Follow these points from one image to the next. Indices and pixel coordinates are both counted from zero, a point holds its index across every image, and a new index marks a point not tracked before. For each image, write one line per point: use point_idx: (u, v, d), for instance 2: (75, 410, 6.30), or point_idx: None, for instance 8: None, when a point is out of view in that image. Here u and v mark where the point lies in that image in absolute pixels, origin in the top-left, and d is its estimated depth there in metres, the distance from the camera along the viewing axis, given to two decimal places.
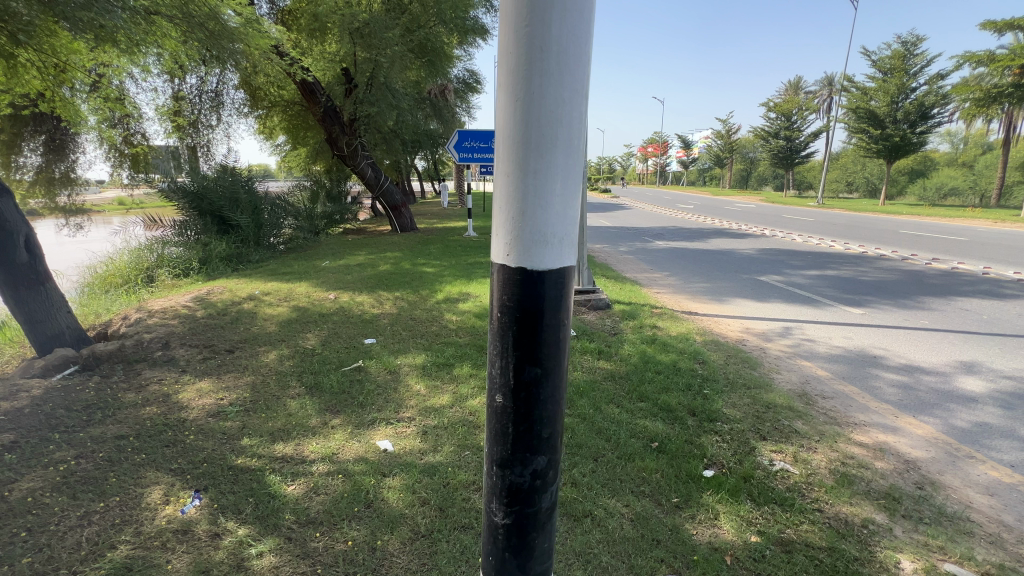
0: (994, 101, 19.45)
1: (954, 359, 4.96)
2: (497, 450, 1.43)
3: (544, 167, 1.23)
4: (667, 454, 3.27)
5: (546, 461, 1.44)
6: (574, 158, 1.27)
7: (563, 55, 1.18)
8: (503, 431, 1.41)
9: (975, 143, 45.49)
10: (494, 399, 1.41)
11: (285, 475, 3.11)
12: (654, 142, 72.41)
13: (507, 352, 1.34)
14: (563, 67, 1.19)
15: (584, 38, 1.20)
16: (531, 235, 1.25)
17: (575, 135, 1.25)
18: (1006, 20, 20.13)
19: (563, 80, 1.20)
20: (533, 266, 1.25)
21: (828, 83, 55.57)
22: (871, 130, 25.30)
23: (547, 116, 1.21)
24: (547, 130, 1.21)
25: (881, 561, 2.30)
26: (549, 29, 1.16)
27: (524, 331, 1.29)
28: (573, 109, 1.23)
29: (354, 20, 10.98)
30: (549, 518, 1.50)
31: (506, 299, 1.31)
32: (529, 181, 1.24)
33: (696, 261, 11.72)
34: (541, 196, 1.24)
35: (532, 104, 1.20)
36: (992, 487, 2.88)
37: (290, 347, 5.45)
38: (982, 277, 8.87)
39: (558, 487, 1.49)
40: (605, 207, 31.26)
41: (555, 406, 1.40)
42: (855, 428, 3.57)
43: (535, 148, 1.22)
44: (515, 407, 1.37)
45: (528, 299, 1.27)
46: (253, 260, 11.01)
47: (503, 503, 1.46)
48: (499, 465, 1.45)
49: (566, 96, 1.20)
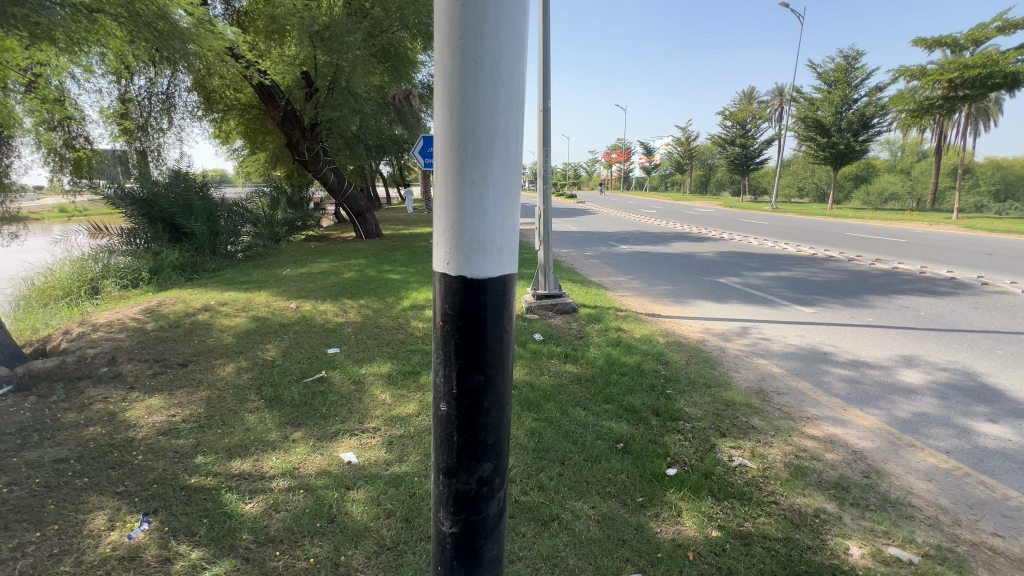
0: (927, 112, 20.96)
1: (896, 353, 5.29)
2: (443, 458, 1.43)
3: (481, 176, 1.24)
4: (632, 454, 3.34)
5: (493, 468, 1.44)
6: (511, 170, 1.29)
7: (496, 67, 1.20)
8: (448, 439, 1.40)
9: (911, 152, 48.88)
10: (439, 407, 1.40)
11: (243, 493, 2.99)
12: (617, 149, 74.16)
13: (450, 359, 1.34)
14: (497, 80, 1.21)
15: (518, 52, 1.22)
16: (470, 243, 1.26)
17: (511, 147, 1.28)
18: (934, 37, 21.78)
19: (497, 92, 1.21)
20: (473, 274, 1.27)
21: (778, 94, 58.57)
22: (819, 138, 26.77)
23: (483, 127, 1.22)
24: (482, 141, 1.23)
25: (832, 548, 2.41)
26: (481, 42, 1.18)
27: (466, 338, 1.30)
28: (509, 121, 1.25)
29: (313, 23, 10.70)
30: (497, 524, 1.51)
31: (447, 307, 1.31)
32: (466, 191, 1.26)
33: (658, 264, 12.05)
34: (479, 204, 1.26)
35: (467, 117, 1.22)
36: (930, 472, 3.07)
37: (249, 359, 5.24)
38: (919, 276, 9.51)
39: (506, 493, 1.49)
40: (571, 212, 31.73)
41: (500, 413, 1.40)
42: (808, 422, 3.74)
43: (471, 158, 1.24)
44: (459, 414, 1.37)
45: (469, 307, 1.28)
46: (209, 269, 10.55)
47: (450, 512, 1.45)
48: (445, 473, 1.44)
49: (501, 108, 1.22)
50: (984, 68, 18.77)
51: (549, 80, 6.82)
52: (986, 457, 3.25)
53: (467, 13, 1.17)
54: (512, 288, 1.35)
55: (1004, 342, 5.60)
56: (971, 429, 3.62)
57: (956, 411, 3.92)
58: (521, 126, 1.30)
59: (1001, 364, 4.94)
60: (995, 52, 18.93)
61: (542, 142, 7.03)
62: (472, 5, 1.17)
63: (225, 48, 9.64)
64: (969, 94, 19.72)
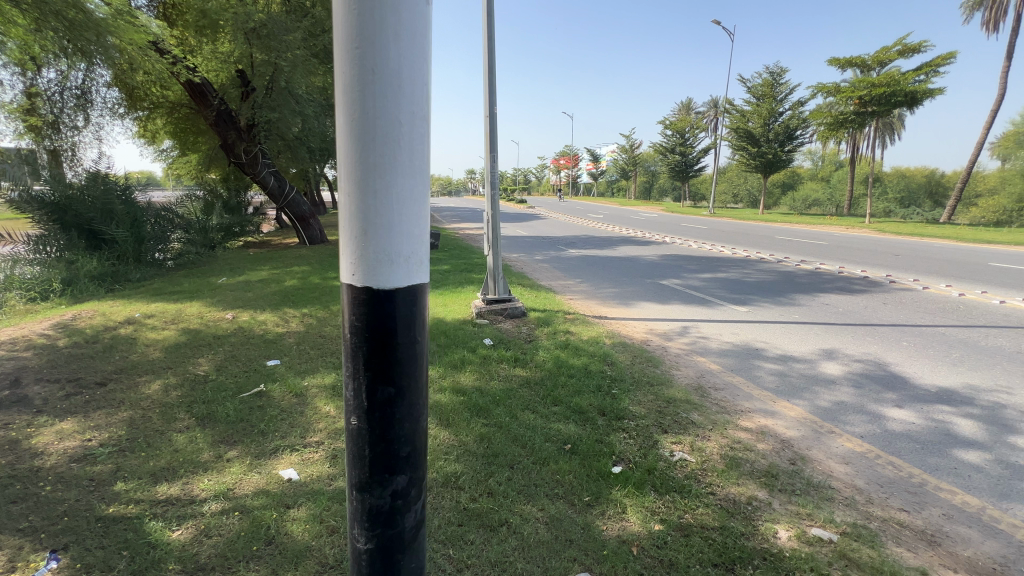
0: (842, 125, 22.95)
1: (819, 347, 5.72)
2: (355, 474, 1.40)
3: (385, 185, 1.25)
4: (579, 454, 3.40)
5: (408, 480, 1.43)
6: (418, 178, 1.30)
7: (396, 77, 1.21)
8: (361, 454, 1.38)
9: (830, 161, 53.35)
10: (350, 422, 1.38)
11: (170, 520, 2.78)
12: (565, 156, 75.91)
13: (358, 372, 1.32)
14: (398, 91, 1.22)
15: (418, 62, 1.24)
16: (376, 253, 1.26)
17: (416, 157, 1.29)
18: (846, 58, 23.92)
19: (398, 102, 1.23)
20: (380, 285, 1.26)
21: (713, 106, 62.16)
22: (749, 148, 28.65)
23: (385, 136, 1.23)
24: (385, 151, 1.24)
25: (763, 532, 2.56)
26: (378, 52, 1.19)
27: (373, 351, 1.29)
28: (412, 131, 1.26)
29: (249, 20, 10.14)
30: (414, 538, 1.49)
31: (355, 319, 1.29)
32: (370, 201, 1.26)
33: (605, 267, 12.41)
34: (384, 215, 1.26)
35: (369, 126, 1.22)
36: (847, 456, 3.33)
37: (178, 374, 4.88)
38: (838, 276, 10.37)
39: (423, 504, 1.48)
40: (521, 217, 32.05)
41: (414, 424, 1.40)
42: (742, 415, 3.97)
43: (374, 167, 1.24)
44: (370, 429, 1.35)
45: (377, 319, 1.27)
46: (133, 278, 9.72)
47: (365, 528, 1.43)
48: (358, 488, 1.41)
49: (402, 117, 1.23)
50: (888, 87, 20.82)
51: (495, 87, 6.88)
52: (894, 439, 3.56)
53: (364, 22, 1.18)
54: (425, 297, 1.35)
55: (908, 334, 6.20)
56: (883, 414, 3.98)
57: (869, 398, 4.29)
58: (427, 134, 1.32)
59: (907, 354, 5.47)
60: (896, 73, 21.05)
61: (489, 148, 7.07)
62: (368, 14, 1.18)
63: (149, 42, 8.95)
64: (876, 110, 21.79)
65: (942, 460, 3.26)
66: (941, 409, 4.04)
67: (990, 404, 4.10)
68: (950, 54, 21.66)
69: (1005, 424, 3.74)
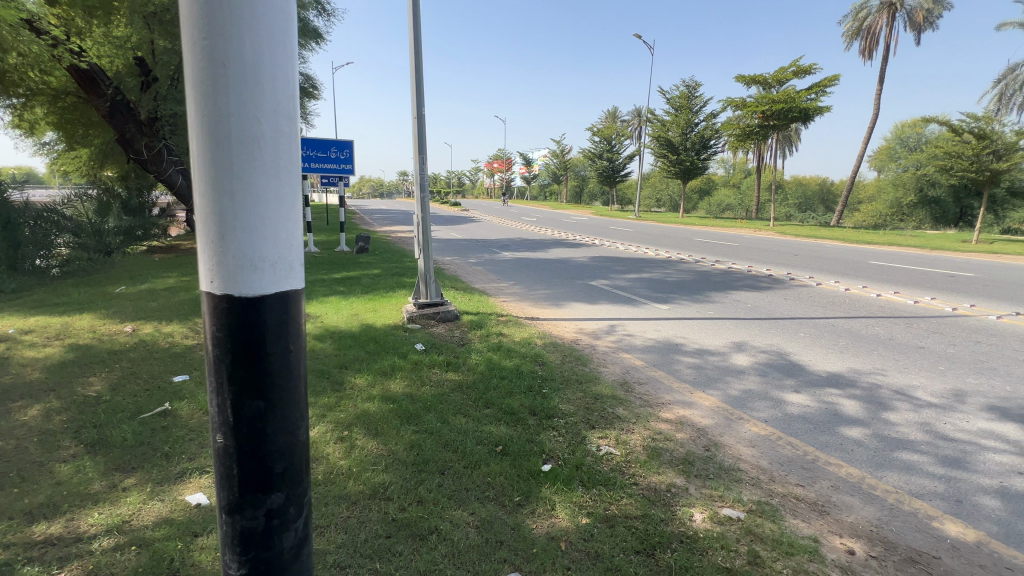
0: (748, 137, 25.12)
1: (731, 341, 6.20)
2: (223, 496, 1.32)
3: (243, 185, 1.20)
4: (510, 456, 3.42)
5: (285, 498, 1.35)
6: (284, 179, 1.27)
7: (251, 71, 1.18)
8: (229, 474, 1.31)
9: (740, 170, 58.19)
10: (216, 440, 1.31)
11: (50, 563, 2.44)
12: (498, 159, 76.53)
13: (223, 384, 1.26)
14: (255, 87, 1.19)
15: (279, 60, 1.23)
16: (235, 259, 1.21)
17: (282, 157, 1.26)
18: (751, 75, 26.22)
19: (254, 99, 1.19)
20: (241, 291, 1.21)
21: (636, 115, 65.56)
22: (670, 156, 30.54)
23: (241, 135, 1.19)
24: (242, 149, 1.20)
25: (681, 516, 2.72)
26: (229, 45, 1.16)
27: (238, 361, 1.23)
28: (273, 130, 1.23)
29: (150, 3, 9.27)
30: (296, 559, 1.42)
31: (216, 328, 1.23)
32: (225, 202, 1.21)
33: (538, 269, 12.66)
34: (243, 217, 1.21)
35: (223, 123, 1.18)
36: (753, 440, 3.63)
37: (64, 397, 4.31)
38: (747, 274, 11.33)
39: (306, 522, 1.42)
40: (455, 220, 31.83)
41: (290, 436, 1.34)
42: (663, 407, 4.21)
43: (230, 166, 1.20)
44: (238, 445, 1.28)
45: (238, 326, 1.22)
46: (7, 290, 8.47)
47: (237, 554, 1.34)
48: (228, 511, 1.33)
49: (259, 115, 1.20)
50: (786, 104, 23.11)
51: (422, 88, 6.78)
52: (793, 422, 3.94)
53: (214, 15, 1.15)
54: (298, 304, 1.31)
55: (805, 326, 6.90)
56: (783, 399, 4.39)
57: (772, 386, 4.71)
58: (293, 135, 1.29)
59: (803, 343, 6.08)
60: (792, 91, 23.42)
61: (417, 150, 6.95)
62: (217, 7, 1.15)
63: (23, 20, 7.82)
64: (776, 124, 24.11)
65: (831, 438, 3.65)
66: (831, 392, 4.53)
67: (869, 385, 4.66)
68: (834, 76, 24.48)
69: (880, 402, 4.27)
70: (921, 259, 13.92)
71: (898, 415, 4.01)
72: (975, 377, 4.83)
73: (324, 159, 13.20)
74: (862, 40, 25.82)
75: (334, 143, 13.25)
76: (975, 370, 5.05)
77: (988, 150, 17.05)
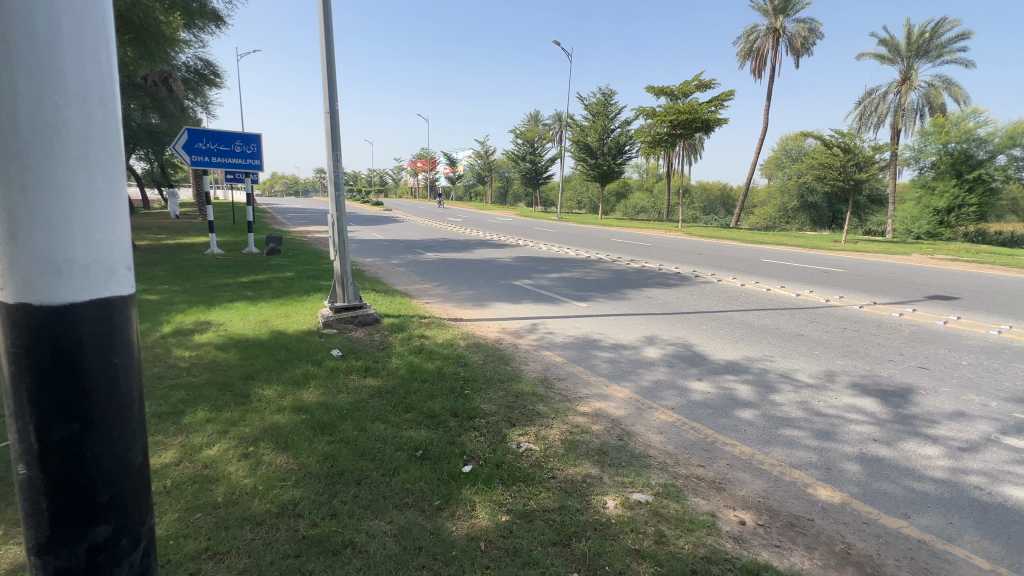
0: (659, 144, 26.83)
1: (643, 335, 6.59)
2: (32, 533, 1.26)
3: (37, 177, 1.14)
4: (430, 460, 3.37)
5: (111, 531, 1.30)
6: (94, 171, 1.22)
7: (41, 47, 1.12)
8: (37, 508, 1.25)
9: (652, 174, 62.10)
10: (21, 471, 1.25)
11: None
12: (422, 158, 75.03)
13: (24, 411, 1.20)
14: (48, 66, 1.13)
15: (81, 35, 1.17)
16: (29, 258, 1.14)
17: (90, 149, 1.20)
18: (662, 87, 28.03)
19: (49, 79, 1.13)
20: (40, 298, 1.15)
21: (557, 119, 67.47)
22: (589, 160, 31.80)
23: (31, 120, 1.13)
24: (34, 136, 1.13)
25: (595, 505, 2.83)
26: (12, 18, 1.10)
27: (39, 384, 1.18)
28: (79, 114, 1.18)
29: None
30: None
31: (13, 346, 1.17)
32: (17, 194, 1.14)
33: (462, 270, 12.59)
34: (37, 209, 1.15)
35: (10, 106, 1.12)
36: (661, 427, 3.88)
37: None
38: (658, 273, 12.11)
39: (140, 556, 1.37)
40: (377, 220, 30.73)
41: (115, 463, 1.28)
42: (581, 401, 4.37)
43: (20, 155, 1.14)
44: (44, 476, 1.22)
45: (37, 345, 1.16)
46: None
47: None
48: (39, 551, 1.26)
49: (57, 99, 1.15)
50: (690, 115, 25.02)
51: (335, 81, 6.47)
52: (696, 408, 4.27)
53: None
54: (121, 316, 1.26)
55: (707, 319, 7.52)
56: (688, 388, 4.74)
57: (679, 375, 5.07)
58: (106, 123, 1.24)
59: (706, 335, 6.62)
60: (695, 104, 25.41)
61: (330, 146, 6.63)
62: None
63: None
64: (683, 133, 26.05)
65: (727, 420, 4.00)
66: (728, 378, 4.97)
67: (759, 370, 5.19)
68: (730, 92, 26.95)
69: (767, 385, 4.77)
70: (802, 257, 15.77)
71: (782, 395, 4.50)
72: (843, 359, 5.56)
73: (227, 153, 12.10)
74: (753, 61, 28.68)
75: (239, 136, 12.22)
76: (842, 353, 5.81)
77: (852, 162, 19.70)
